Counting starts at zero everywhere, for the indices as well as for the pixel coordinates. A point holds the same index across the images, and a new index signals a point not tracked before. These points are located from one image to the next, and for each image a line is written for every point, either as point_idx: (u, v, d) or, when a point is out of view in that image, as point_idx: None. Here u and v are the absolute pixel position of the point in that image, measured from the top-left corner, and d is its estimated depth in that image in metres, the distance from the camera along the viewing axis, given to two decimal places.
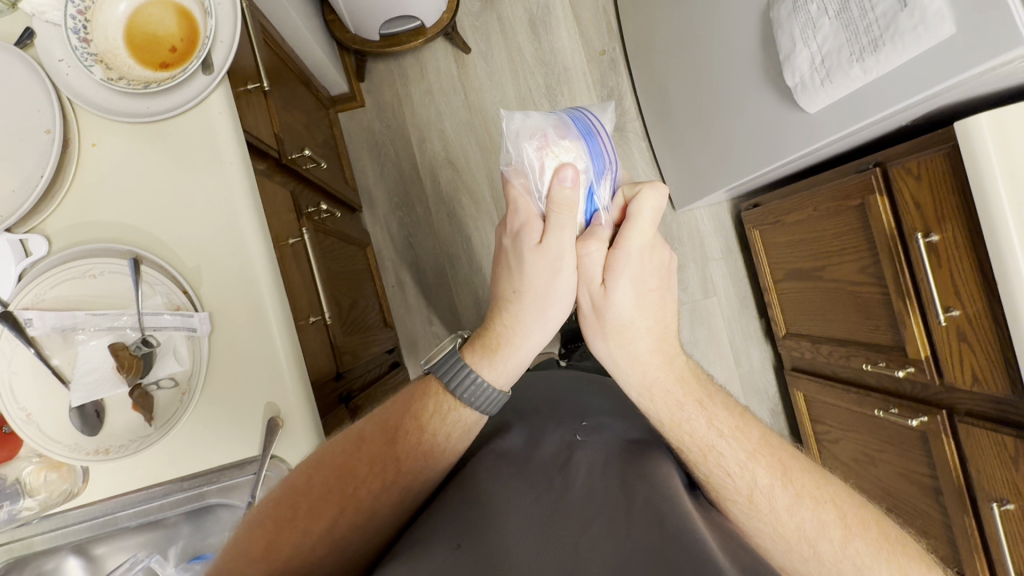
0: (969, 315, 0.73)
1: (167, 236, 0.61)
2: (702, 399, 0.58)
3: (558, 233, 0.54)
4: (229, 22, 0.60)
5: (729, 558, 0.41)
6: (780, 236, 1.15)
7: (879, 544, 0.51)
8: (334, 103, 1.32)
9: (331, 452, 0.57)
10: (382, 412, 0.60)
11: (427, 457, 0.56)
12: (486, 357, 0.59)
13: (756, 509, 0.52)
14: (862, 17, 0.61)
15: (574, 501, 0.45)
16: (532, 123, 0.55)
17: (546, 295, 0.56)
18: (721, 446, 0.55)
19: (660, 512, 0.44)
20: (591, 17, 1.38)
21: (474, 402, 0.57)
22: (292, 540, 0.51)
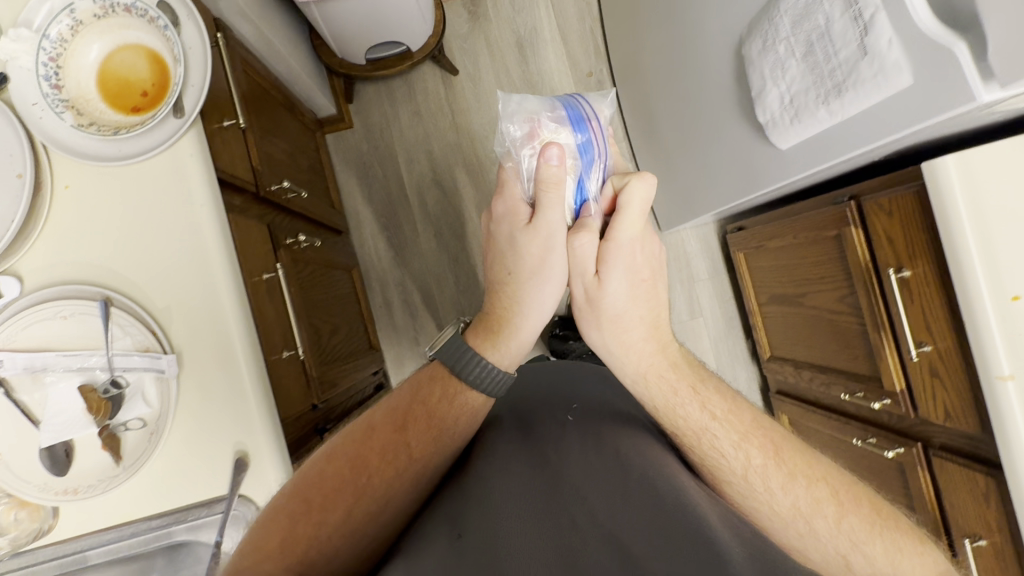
0: (940, 351, 0.73)
1: (138, 276, 0.61)
2: (695, 383, 0.60)
3: (547, 214, 0.57)
4: (199, 67, 0.61)
5: (726, 524, 0.42)
6: (763, 260, 1.15)
7: (870, 518, 0.53)
8: (323, 124, 1.33)
9: (344, 446, 0.59)
10: (389, 403, 0.62)
11: (435, 441, 0.57)
12: (488, 340, 0.61)
13: (751, 488, 0.54)
14: (827, 62, 0.61)
15: (575, 475, 0.48)
16: (527, 109, 0.58)
17: (540, 274, 0.59)
18: (714, 428, 0.57)
19: (658, 490, 0.45)
20: (577, 38, 1.38)
21: (481, 384, 0.59)
22: (309, 532, 0.53)
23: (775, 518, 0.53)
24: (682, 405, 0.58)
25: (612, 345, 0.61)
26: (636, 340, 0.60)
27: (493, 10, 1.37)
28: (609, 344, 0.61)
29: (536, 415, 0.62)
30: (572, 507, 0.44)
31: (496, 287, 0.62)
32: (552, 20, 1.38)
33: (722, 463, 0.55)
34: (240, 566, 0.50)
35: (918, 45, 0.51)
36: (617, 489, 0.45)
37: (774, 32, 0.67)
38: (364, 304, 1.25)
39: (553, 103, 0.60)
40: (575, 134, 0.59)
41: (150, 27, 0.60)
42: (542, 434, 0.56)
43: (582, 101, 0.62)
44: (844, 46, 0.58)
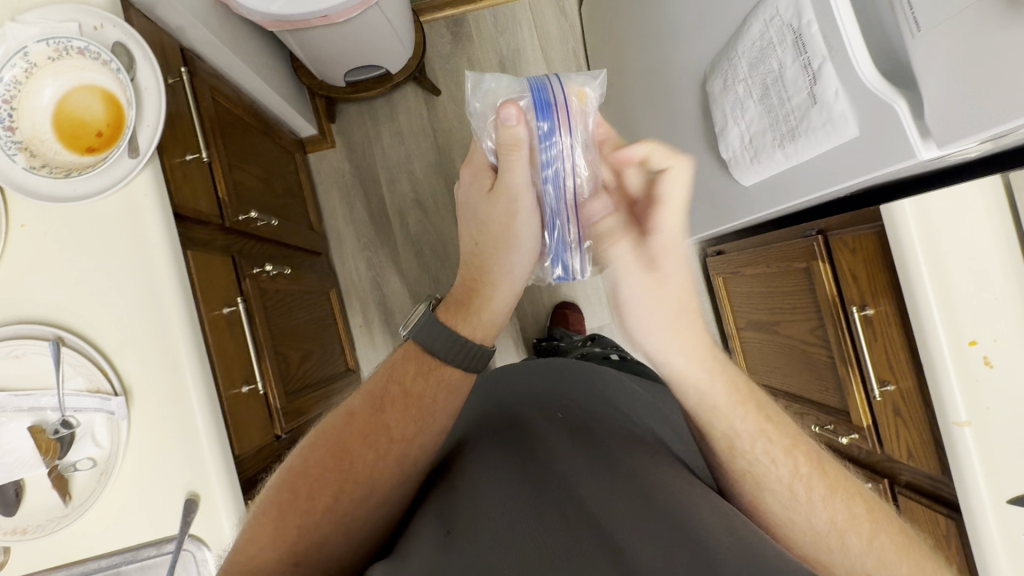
0: (902, 391, 0.73)
1: (90, 316, 0.61)
2: (747, 388, 0.58)
3: (511, 182, 0.55)
4: (154, 106, 0.61)
5: (713, 519, 0.46)
6: (740, 286, 1.15)
7: (903, 539, 0.51)
8: (304, 144, 1.34)
9: (324, 430, 0.56)
10: (366, 383, 0.58)
11: (415, 423, 0.55)
12: (461, 315, 0.58)
13: (794, 499, 0.52)
14: (782, 106, 0.61)
15: (568, 476, 0.50)
16: (496, 91, 0.56)
17: (513, 242, 0.57)
18: (766, 435, 0.55)
19: (646, 492, 0.49)
20: (560, 59, 1.38)
21: (455, 358, 0.57)
22: (299, 524, 0.51)
23: (804, 535, 0.52)
24: (722, 417, 0.55)
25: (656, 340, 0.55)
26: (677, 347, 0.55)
27: (476, 31, 1.37)
28: (649, 336, 0.55)
29: (526, 412, 0.62)
30: (565, 504, 0.47)
31: (467, 258, 0.60)
32: (535, 40, 1.38)
33: (770, 484, 0.53)
34: (234, 563, 0.49)
35: (862, 99, 0.50)
36: (607, 485, 0.49)
37: (733, 73, 0.68)
38: (343, 325, 1.25)
39: (523, 84, 0.56)
40: (541, 120, 0.54)
41: (103, 67, 0.60)
42: (530, 432, 0.57)
43: (558, 79, 0.57)
44: (796, 93, 0.58)
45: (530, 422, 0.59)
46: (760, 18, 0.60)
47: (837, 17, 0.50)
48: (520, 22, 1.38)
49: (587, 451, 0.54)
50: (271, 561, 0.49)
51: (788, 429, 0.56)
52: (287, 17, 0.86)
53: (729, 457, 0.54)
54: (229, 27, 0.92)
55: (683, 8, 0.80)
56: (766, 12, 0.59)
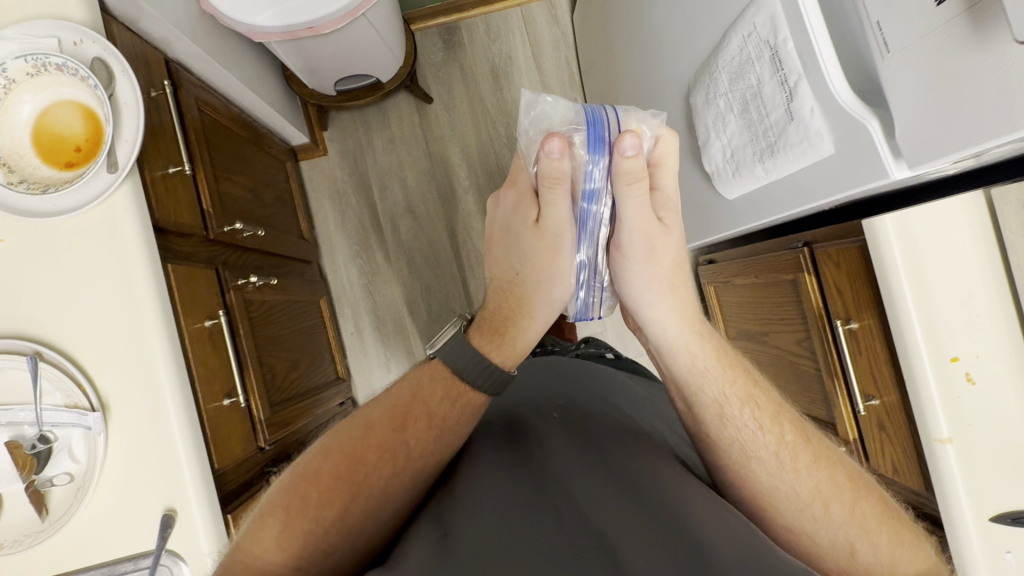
0: (887, 406, 0.73)
1: (69, 331, 0.61)
2: (721, 349, 0.61)
3: (555, 214, 0.57)
4: (132, 121, 0.61)
5: (707, 512, 0.46)
6: (730, 295, 1.14)
7: (882, 509, 0.52)
8: (296, 153, 1.34)
9: (340, 440, 0.55)
10: (388, 398, 0.58)
11: (436, 441, 0.55)
12: (495, 342, 0.59)
13: (780, 468, 0.53)
14: (761, 121, 0.61)
15: (560, 473, 0.51)
16: (549, 117, 0.55)
17: (552, 270, 0.61)
18: (743, 402, 0.56)
19: (639, 485, 0.49)
20: (552, 67, 1.38)
21: (482, 384, 0.57)
22: (306, 528, 0.50)
23: (790, 502, 0.52)
24: (708, 386, 0.57)
25: (648, 294, 0.60)
26: (668, 310, 0.60)
27: (468, 39, 1.37)
28: (642, 288, 0.61)
29: (524, 416, 0.62)
30: (558, 499, 0.47)
31: (505, 285, 0.62)
32: (527, 48, 1.38)
33: (756, 453, 0.53)
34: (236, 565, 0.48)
35: (837, 116, 0.50)
36: (601, 482, 0.49)
37: (714, 87, 0.67)
38: (333, 334, 1.25)
39: (579, 113, 0.55)
40: (592, 157, 0.54)
41: (81, 82, 0.61)
42: (530, 435, 0.58)
43: (615, 111, 0.55)
44: (774, 108, 0.58)
45: (529, 425, 0.60)
46: (739, 33, 0.60)
47: (811, 34, 0.50)
48: (512, 30, 1.38)
49: (584, 449, 0.54)
50: (276, 563, 0.48)
51: (767, 396, 0.58)
52: (272, 29, 0.86)
53: (716, 426, 0.55)
54: (215, 37, 0.92)
55: (668, 19, 0.80)
56: (744, 27, 0.59)
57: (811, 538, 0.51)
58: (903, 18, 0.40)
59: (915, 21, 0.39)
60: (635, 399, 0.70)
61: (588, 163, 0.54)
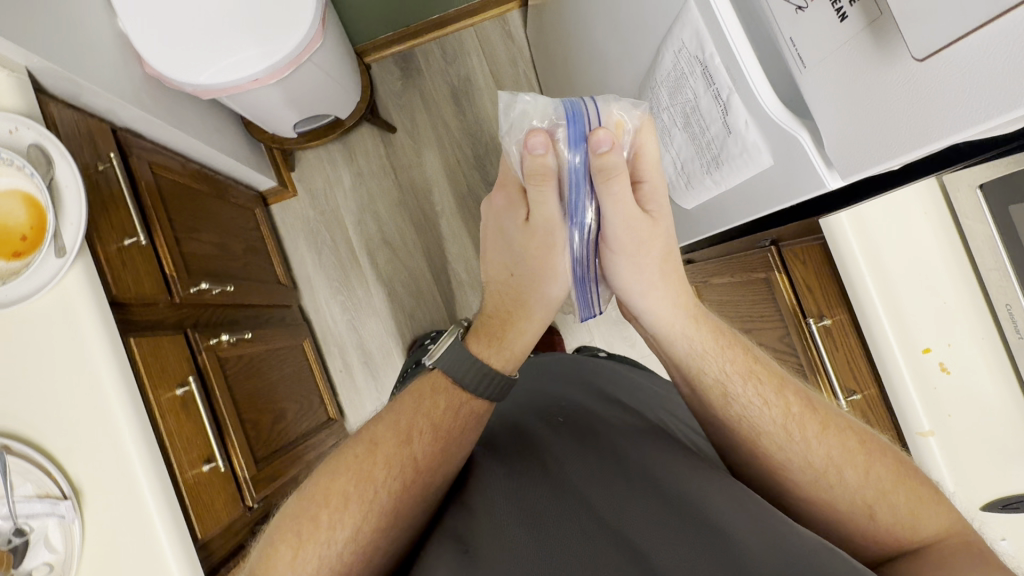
0: (868, 400, 0.72)
1: (37, 419, 0.61)
2: (715, 331, 0.60)
3: (546, 211, 0.55)
4: (76, 204, 0.61)
5: (726, 499, 0.46)
6: (712, 293, 1.13)
7: (897, 470, 0.51)
8: (266, 198, 1.34)
9: (346, 459, 0.54)
10: (391, 414, 0.56)
11: (441, 456, 0.54)
12: (494, 346, 0.59)
13: (789, 439, 0.53)
14: (702, 135, 0.60)
15: (572, 473, 0.50)
16: (530, 115, 0.52)
17: (546, 267, 0.60)
18: (742, 383, 0.57)
19: (657, 480, 0.49)
20: (512, 82, 1.37)
21: (484, 391, 0.57)
22: (317, 551, 0.49)
23: (804, 475, 0.52)
24: (709, 366, 0.58)
25: (640, 288, 0.59)
26: (662, 301, 0.59)
27: (425, 65, 1.37)
28: (633, 280, 0.59)
29: (529, 422, 0.62)
30: (578, 500, 0.47)
31: (502, 286, 0.62)
32: (484, 67, 1.37)
33: (763, 428, 0.54)
34: None
35: (771, 130, 0.49)
36: (624, 485, 0.48)
37: (656, 101, 0.67)
38: (320, 374, 1.25)
39: (558, 109, 0.52)
40: (575, 153, 0.52)
41: (17, 171, 0.60)
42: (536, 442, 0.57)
43: (594, 103, 0.53)
44: (713, 122, 0.57)
45: (534, 433, 0.59)
46: (670, 49, 0.59)
47: (734, 50, 0.49)
48: (467, 50, 1.37)
49: (592, 448, 0.54)
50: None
51: (769, 368, 0.59)
52: (216, 86, 0.86)
53: (722, 407, 0.56)
54: (164, 99, 0.92)
55: (608, 32, 0.79)
56: (673, 43, 0.58)
57: (830, 504, 0.51)
58: (812, 32, 0.39)
59: (823, 38, 0.38)
60: (645, 397, 0.70)
61: (572, 160, 0.52)
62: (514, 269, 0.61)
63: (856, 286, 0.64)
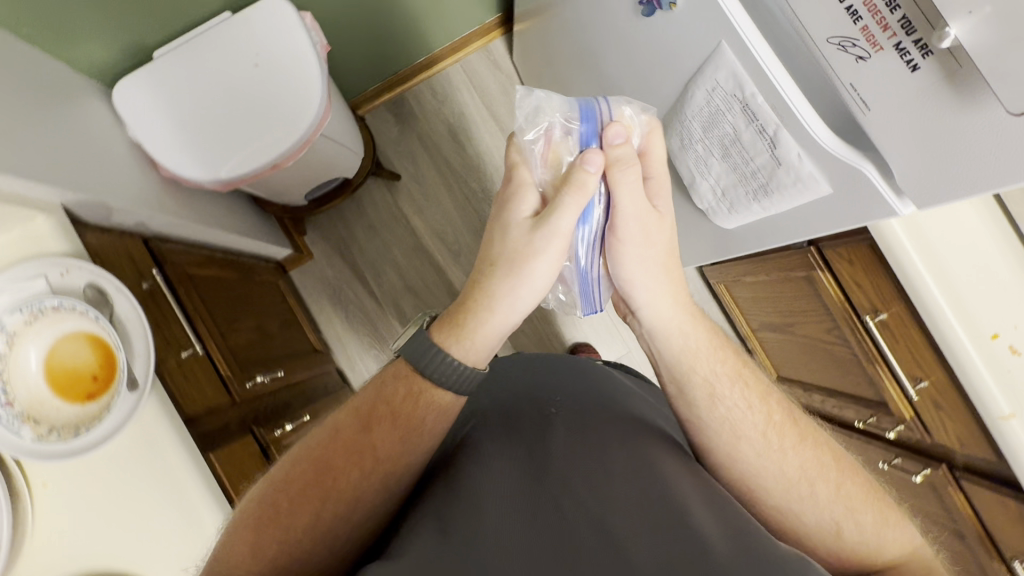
0: (936, 386, 0.72)
1: (137, 556, 0.60)
2: (705, 328, 0.57)
3: (557, 217, 0.48)
4: (138, 332, 0.63)
5: (705, 505, 0.43)
6: (744, 290, 1.13)
7: (867, 488, 0.53)
8: (284, 265, 1.33)
9: (310, 445, 0.53)
10: (353, 399, 0.55)
11: (404, 445, 0.52)
12: (455, 337, 0.52)
13: (769, 445, 0.52)
14: (746, 164, 0.61)
15: (557, 465, 0.47)
16: (545, 110, 0.51)
17: (524, 270, 0.50)
18: (725, 387, 0.55)
19: (641, 475, 0.45)
20: (506, 112, 1.37)
21: (450, 384, 0.52)
22: (278, 537, 0.48)
23: (779, 485, 0.51)
24: (700, 364, 0.55)
25: (643, 280, 0.54)
26: (664, 296, 0.55)
27: (418, 107, 1.37)
28: (635, 274, 0.54)
29: (513, 411, 0.58)
30: (559, 497, 0.43)
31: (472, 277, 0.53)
32: (477, 100, 1.37)
33: (744, 432, 0.53)
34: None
35: (827, 162, 0.50)
36: (604, 480, 0.45)
37: (688, 133, 0.67)
38: None
39: (571, 106, 0.52)
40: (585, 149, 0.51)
41: (82, 314, 0.60)
42: (520, 432, 0.54)
43: (606, 102, 0.52)
44: (759, 153, 0.58)
45: (518, 421, 0.56)
46: (701, 87, 0.60)
47: (779, 90, 0.50)
48: (457, 87, 1.37)
49: (580, 437, 0.51)
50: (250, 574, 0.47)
51: (755, 374, 0.57)
52: (237, 176, 0.86)
53: (707, 406, 0.54)
54: (183, 198, 0.91)
55: (619, 71, 0.79)
56: (706, 81, 0.59)
57: (799, 517, 0.51)
58: (876, 80, 0.40)
59: (891, 86, 0.39)
60: (625, 389, 0.65)
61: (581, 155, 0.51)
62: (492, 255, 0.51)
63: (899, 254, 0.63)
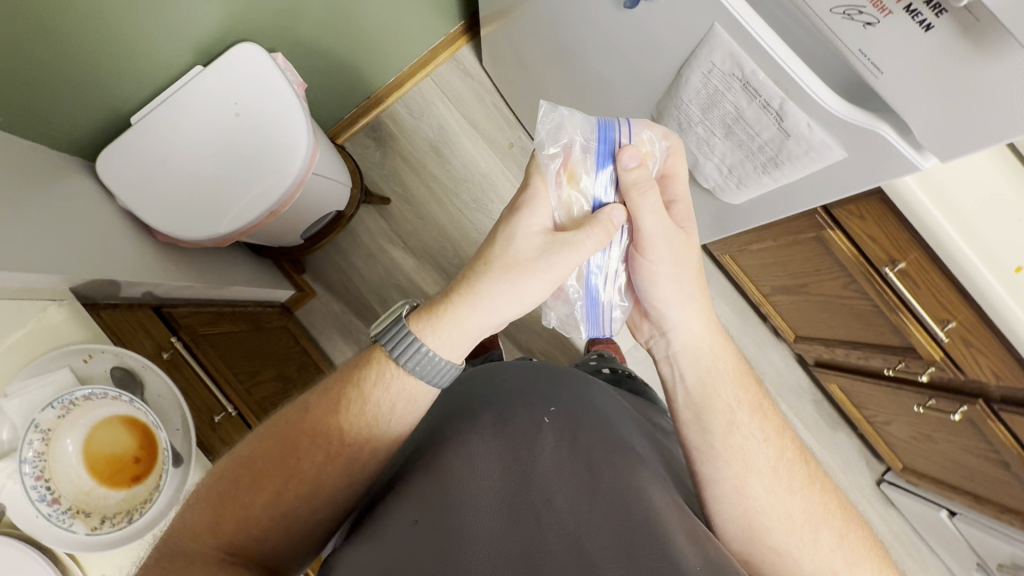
0: (965, 325, 0.72)
1: None
2: (728, 348, 0.57)
3: (575, 243, 0.50)
4: (173, 410, 0.66)
5: (698, 558, 0.41)
6: (752, 259, 1.13)
7: (866, 541, 0.53)
8: (288, 307, 1.31)
9: (278, 422, 0.52)
10: (326, 381, 0.53)
11: (373, 430, 0.51)
12: (432, 324, 0.51)
13: (779, 483, 0.52)
14: (752, 139, 0.61)
15: (542, 472, 0.44)
16: (565, 127, 0.53)
17: (518, 280, 0.49)
18: (742, 416, 0.54)
19: (623, 497, 0.43)
20: (485, 118, 1.36)
21: (417, 369, 0.50)
22: (238, 513, 0.47)
23: (784, 526, 0.51)
24: (723, 389, 0.55)
25: (675, 299, 0.54)
26: (696, 318, 0.55)
27: (396, 129, 1.36)
28: (661, 291, 0.54)
29: (485, 389, 0.55)
30: (540, 508, 0.41)
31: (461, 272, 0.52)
32: (454, 111, 1.36)
33: (756, 466, 0.52)
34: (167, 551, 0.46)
35: (837, 127, 0.50)
36: (589, 504, 0.42)
37: (687, 118, 0.67)
38: None
39: (590, 125, 0.53)
40: (601, 172, 0.53)
41: (115, 399, 0.61)
42: (498, 407, 0.50)
43: (626, 123, 0.54)
44: (764, 128, 0.58)
45: (494, 395, 0.53)
46: (697, 70, 0.60)
47: (781, 64, 0.50)
48: (432, 102, 1.36)
49: (572, 446, 0.47)
50: (206, 551, 0.45)
51: (775, 408, 0.56)
52: (238, 229, 0.85)
53: (726, 432, 0.53)
54: (183, 261, 0.90)
55: (604, 67, 0.79)
56: (701, 65, 0.59)
57: (796, 560, 0.51)
58: (889, 42, 0.41)
59: (905, 45, 0.40)
60: (602, 397, 0.58)
61: (597, 176, 0.52)
62: (489, 257, 0.50)
63: (919, 209, 0.60)
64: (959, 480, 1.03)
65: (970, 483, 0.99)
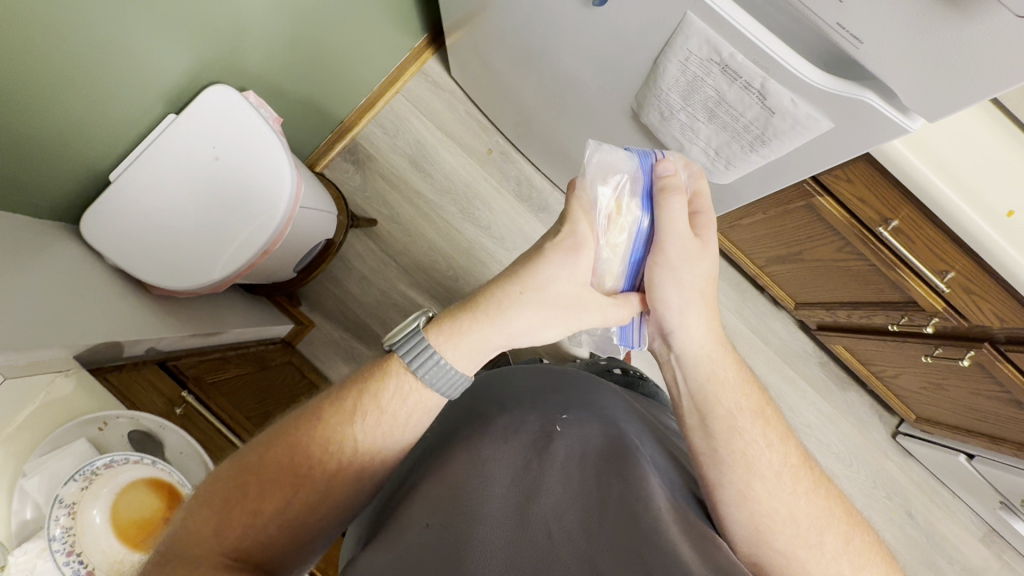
0: (964, 274, 0.73)
1: None
2: (730, 349, 0.56)
3: (605, 309, 0.53)
4: (196, 459, 0.71)
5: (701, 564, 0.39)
6: (745, 235, 1.14)
7: (872, 543, 0.52)
8: (290, 340, 1.30)
9: (288, 424, 0.50)
10: (341, 387, 0.51)
11: (388, 441, 0.50)
12: (451, 342, 0.50)
13: (782, 486, 0.51)
14: (736, 120, 0.61)
15: (550, 485, 0.44)
16: (609, 163, 0.54)
17: (545, 319, 0.51)
18: (743, 421, 0.52)
19: (632, 508, 0.42)
20: (459, 127, 1.35)
21: (438, 385, 0.50)
22: (244, 519, 0.45)
23: (787, 531, 0.50)
24: (723, 396, 0.53)
25: (677, 301, 0.53)
26: (698, 323, 0.54)
27: (373, 149, 1.35)
28: (671, 298, 0.53)
29: (487, 405, 0.55)
30: (549, 522, 0.41)
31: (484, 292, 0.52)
32: (428, 124, 1.35)
33: (758, 470, 0.51)
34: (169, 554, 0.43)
35: (822, 99, 0.51)
36: (597, 518, 0.41)
37: (668, 106, 0.67)
38: None
39: (634, 163, 0.54)
40: (643, 211, 0.53)
41: (138, 463, 0.65)
42: (506, 424, 0.51)
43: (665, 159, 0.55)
44: (748, 108, 0.58)
45: (492, 412, 0.53)
46: (674, 59, 0.60)
47: (760, 44, 0.50)
48: (406, 117, 1.35)
49: (581, 466, 0.47)
50: (210, 558, 0.43)
51: (775, 410, 0.55)
52: (233, 272, 0.84)
53: (727, 439, 0.52)
54: (181, 311, 0.89)
55: (576, 66, 0.79)
56: (677, 54, 0.59)
57: (802, 564, 0.50)
58: (867, 15, 0.42)
59: (882, 15, 0.41)
60: (599, 397, 0.58)
61: (640, 215, 0.53)
62: (522, 287, 0.50)
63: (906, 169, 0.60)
64: (972, 423, 1.04)
65: (983, 424, 1.01)
